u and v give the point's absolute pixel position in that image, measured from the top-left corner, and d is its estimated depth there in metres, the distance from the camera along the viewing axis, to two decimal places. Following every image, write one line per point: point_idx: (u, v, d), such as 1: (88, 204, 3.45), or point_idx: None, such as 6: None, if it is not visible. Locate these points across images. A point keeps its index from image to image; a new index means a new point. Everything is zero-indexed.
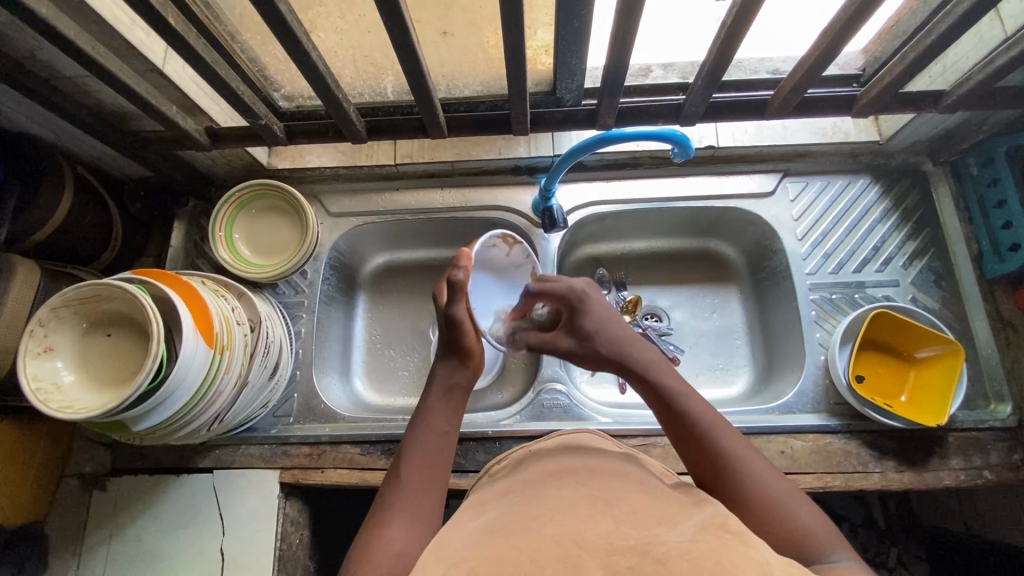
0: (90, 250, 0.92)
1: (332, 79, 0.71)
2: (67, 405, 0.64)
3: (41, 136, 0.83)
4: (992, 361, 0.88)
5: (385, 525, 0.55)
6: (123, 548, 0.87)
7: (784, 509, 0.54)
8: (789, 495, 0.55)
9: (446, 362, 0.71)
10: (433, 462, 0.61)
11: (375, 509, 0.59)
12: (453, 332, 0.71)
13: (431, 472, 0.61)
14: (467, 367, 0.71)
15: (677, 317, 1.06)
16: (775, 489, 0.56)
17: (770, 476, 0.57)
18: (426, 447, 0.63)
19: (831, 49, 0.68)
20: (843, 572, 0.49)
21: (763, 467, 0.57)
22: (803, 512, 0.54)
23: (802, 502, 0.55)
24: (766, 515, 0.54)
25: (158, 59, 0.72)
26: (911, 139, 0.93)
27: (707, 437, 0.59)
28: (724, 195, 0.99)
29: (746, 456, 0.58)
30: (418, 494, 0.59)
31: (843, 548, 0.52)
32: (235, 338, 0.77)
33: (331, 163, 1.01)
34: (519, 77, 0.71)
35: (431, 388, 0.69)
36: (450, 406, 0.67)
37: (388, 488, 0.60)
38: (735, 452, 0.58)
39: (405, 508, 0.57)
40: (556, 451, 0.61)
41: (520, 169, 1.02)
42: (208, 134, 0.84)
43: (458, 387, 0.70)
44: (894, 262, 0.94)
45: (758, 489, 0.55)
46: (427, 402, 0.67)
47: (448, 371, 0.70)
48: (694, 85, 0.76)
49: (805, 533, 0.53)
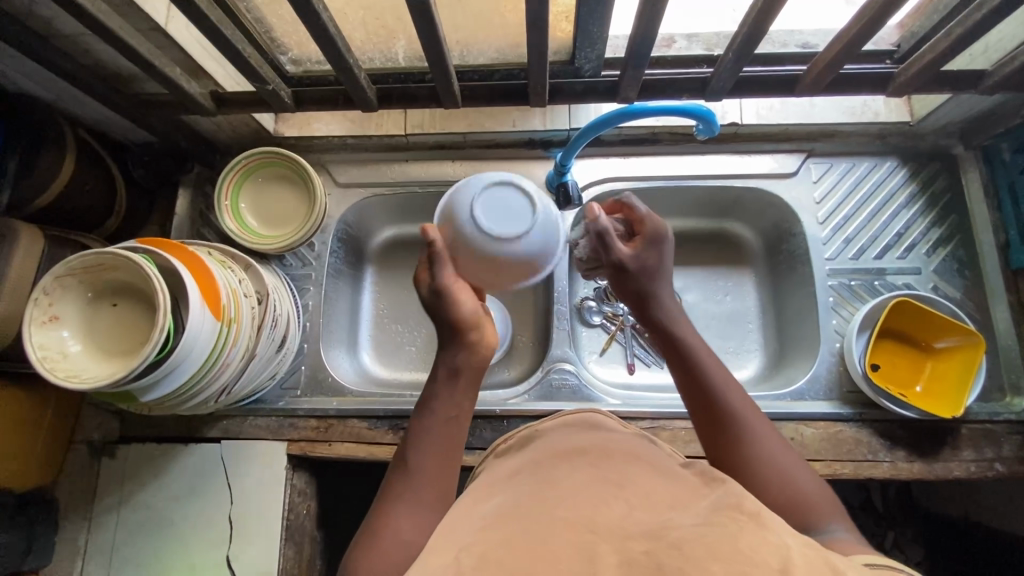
0: (93, 217, 0.90)
1: (343, 42, 0.67)
2: (74, 374, 0.63)
3: (40, 96, 0.80)
4: (1011, 353, 0.87)
5: (391, 516, 0.55)
6: (133, 514, 0.88)
7: (783, 474, 0.55)
8: (792, 463, 0.56)
9: (447, 345, 0.64)
10: (441, 450, 0.60)
11: (382, 493, 0.59)
12: (444, 304, 0.62)
13: (439, 462, 0.60)
14: (470, 346, 0.64)
15: (689, 299, 1.04)
16: (776, 452, 0.56)
17: (776, 448, 0.57)
18: (434, 436, 0.61)
19: (874, 22, 0.64)
20: (838, 540, 0.49)
21: (768, 435, 0.58)
22: (805, 484, 0.55)
23: (804, 472, 0.56)
24: (758, 476, 0.55)
25: (160, 17, 0.68)
26: (945, 120, 0.89)
27: (721, 398, 0.59)
28: (744, 175, 0.95)
29: (752, 419, 0.58)
30: (426, 483, 0.58)
31: (840, 518, 0.53)
32: (242, 310, 0.76)
33: (339, 132, 0.97)
34: (540, 44, 0.67)
35: (434, 370, 0.64)
36: (454, 391, 0.63)
37: (395, 473, 0.60)
38: (743, 416, 0.58)
39: (411, 497, 0.57)
40: (565, 426, 0.62)
41: (534, 142, 0.99)
42: (212, 99, 0.81)
43: (463, 370, 0.64)
44: (917, 250, 0.92)
45: (756, 453, 0.56)
46: (432, 386, 0.63)
47: (450, 352, 0.64)
48: (722, 58, 0.72)
49: (800, 498, 0.53)
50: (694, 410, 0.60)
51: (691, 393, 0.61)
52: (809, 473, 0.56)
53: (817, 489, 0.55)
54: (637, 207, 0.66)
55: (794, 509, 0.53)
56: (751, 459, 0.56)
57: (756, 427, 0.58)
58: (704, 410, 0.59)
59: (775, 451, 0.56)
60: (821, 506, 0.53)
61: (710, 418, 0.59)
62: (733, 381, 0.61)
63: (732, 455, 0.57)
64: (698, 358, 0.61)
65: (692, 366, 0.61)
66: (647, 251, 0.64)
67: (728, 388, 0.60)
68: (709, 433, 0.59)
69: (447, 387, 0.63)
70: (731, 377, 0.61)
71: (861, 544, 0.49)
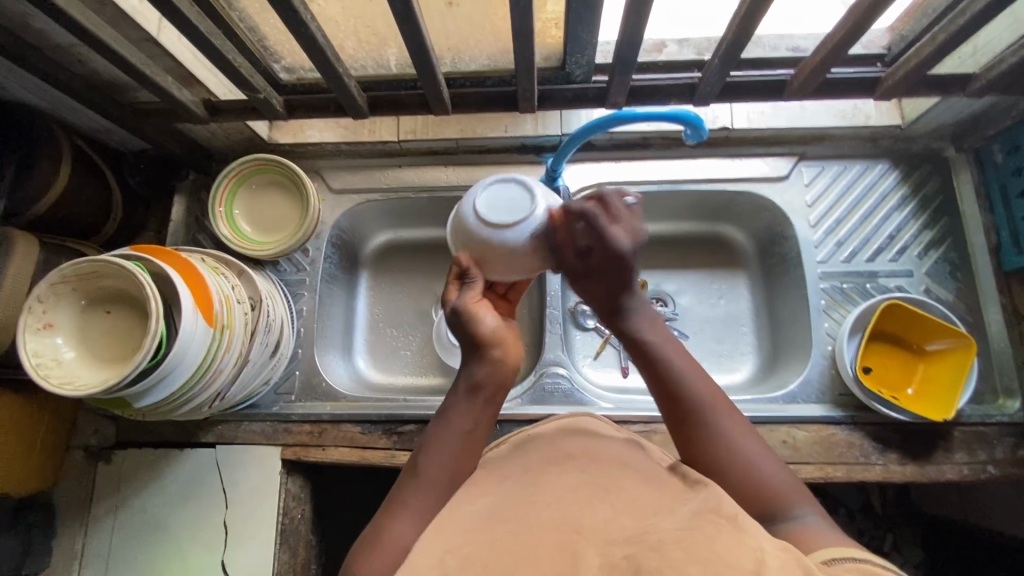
0: (90, 224, 0.91)
1: (332, 51, 0.68)
2: (68, 380, 0.64)
3: (36, 105, 0.81)
4: (1004, 355, 0.87)
5: (394, 523, 0.54)
6: (129, 518, 0.89)
7: (749, 465, 0.55)
8: (758, 453, 0.56)
9: (468, 361, 0.64)
10: (455, 462, 0.59)
11: (386, 504, 0.58)
12: (467, 322, 0.63)
13: (450, 473, 0.58)
14: (490, 363, 0.63)
15: (683, 302, 1.04)
16: (742, 443, 0.56)
17: (742, 439, 0.57)
18: (448, 447, 0.60)
19: (859, 27, 0.64)
20: (802, 531, 0.50)
21: (733, 425, 0.57)
22: (772, 473, 0.55)
23: (772, 460, 0.56)
24: (725, 467, 0.55)
25: (152, 28, 0.69)
26: (936, 123, 0.89)
27: (685, 391, 0.59)
28: (735, 179, 0.96)
29: (718, 412, 0.58)
30: (434, 493, 0.57)
31: (809, 508, 0.53)
32: (235, 316, 0.76)
33: (333, 138, 0.98)
34: (527, 51, 0.67)
35: (455, 386, 0.63)
36: (473, 405, 0.62)
37: (405, 480, 0.59)
38: (705, 407, 0.58)
39: (416, 509, 0.56)
40: (565, 432, 0.61)
41: (527, 147, 0.99)
42: (205, 106, 0.82)
43: (484, 386, 0.63)
44: (909, 252, 0.92)
45: (725, 445, 0.56)
46: (454, 397, 0.63)
47: (472, 371, 0.63)
48: (709, 63, 0.73)
49: (766, 488, 0.54)
50: (660, 402, 0.61)
51: (657, 386, 0.61)
52: (777, 462, 0.56)
53: (785, 478, 0.55)
54: (616, 202, 0.60)
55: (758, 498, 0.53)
56: (719, 451, 0.56)
57: (722, 420, 0.57)
58: (668, 403, 0.60)
59: (740, 441, 0.56)
60: (788, 495, 0.53)
61: (677, 415, 0.59)
62: (700, 375, 0.60)
63: (700, 449, 0.57)
64: (660, 354, 0.61)
65: (659, 365, 0.60)
66: (604, 259, 0.61)
67: (692, 380, 0.59)
68: (676, 428, 0.59)
69: (466, 403, 0.62)
70: (696, 369, 0.60)
71: (827, 533, 0.50)
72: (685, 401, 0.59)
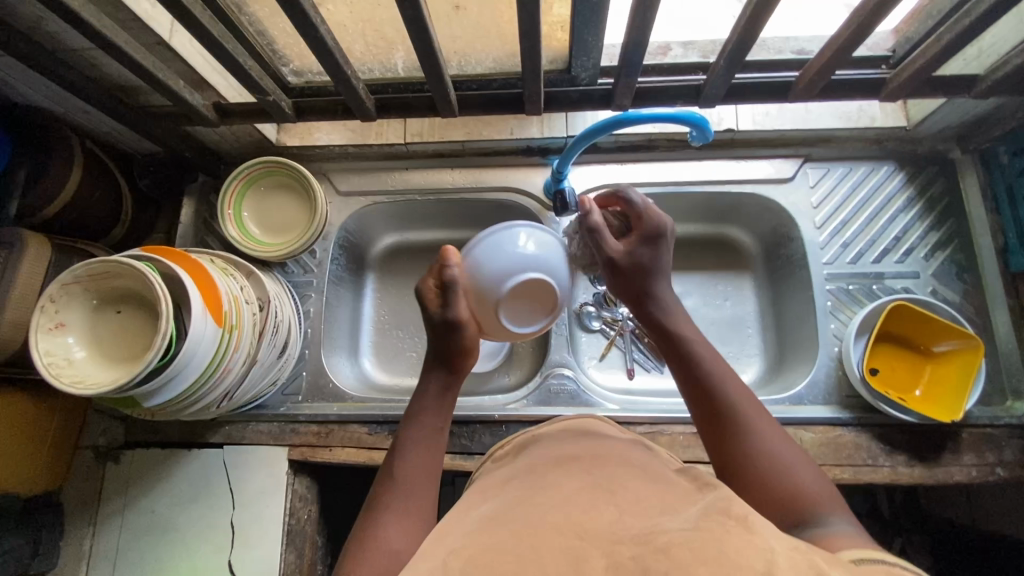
0: (101, 226, 0.92)
1: (341, 55, 0.69)
2: (79, 380, 0.64)
3: (48, 109, 0.82)
4: (1011, 357, 0.86)
5: (379, 527, 0.55)
6: (137, 518, 0.89)
7: (782, 467, 0.54)
8: (791, 456, 0.56)
9: (436, 367, 0.67)
10: (425, 463, 0.61)
11: (368, 508, 0.58)
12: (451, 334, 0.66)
13: (423, 471, 0.60)
14: (461, 372, 0.67)
15: (689, 303, 1.04)
16: (774, 444, 0.56)
17: (775, 439, 0.57)
18: (418, 448, 0.62)
19: (864, 29, 0.65)
20: (836, 534, 0.48)
21: (767, 426, 0.58)
22: (806, 478, 0.54)
23: (805, 465, 0.56)
24: (764, 470, 0.54)
25: (163, 32, 0.70)
26: (941, 124, 0.89)
27: (719, 392, 0.60)
28: (741, 181, 0.96)
29: (757, 416, 0.58)
30: (412, 494, 0.58)
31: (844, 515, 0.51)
32: (243, 317, 0.77)
33: (340, 141, 0.99)
34: (534, 54, 0.68)
35: (424, 388, 0.66)
36: (438, 407, 0.65)
37: (381, 485, 0.60)
38: (742, 408, 0.59)
39: (400, 507, 0.57)
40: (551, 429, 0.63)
41: (532, 150, 1.00)
42: (215, 110, 0.83)
43: (453, 387, 0.67)
44: (915, 253, 0.92)
45: (762, 448, 0.56)
46: (421, 402, 0.65)
47: (437, 376, 0.66)
48: (715, 65, 0.73)
49: (800, 493, 0.53)
50: (694, 405, 0.61)
51: (691, 389, 0.62)
52: (810, 468, 0.55)
53: (820, 484, 0.54)
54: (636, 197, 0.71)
55: (792, 502, 0.52)
56: (753, 453, 0.56)
57: (762, 426, 0.58)
58: (703, 404, 0.60)
59: (772, 442, 0.56)
60: (823, 501, 0.52)
61: (712, 417, 0.59)
62: (739, 383, 0.61)
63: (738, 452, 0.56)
64: (695, 352, 0.63)
65: (696, 364, 0.62)
66: (643, 248, 0.69)
67: (726, 382, 0.60)
68: (708, 430, 0.59)
69: (433, 400, 0.65)
70: (730, 372, 0.62)
71: (861, 539, 0.48)
72: (721, 402, 0.59)
